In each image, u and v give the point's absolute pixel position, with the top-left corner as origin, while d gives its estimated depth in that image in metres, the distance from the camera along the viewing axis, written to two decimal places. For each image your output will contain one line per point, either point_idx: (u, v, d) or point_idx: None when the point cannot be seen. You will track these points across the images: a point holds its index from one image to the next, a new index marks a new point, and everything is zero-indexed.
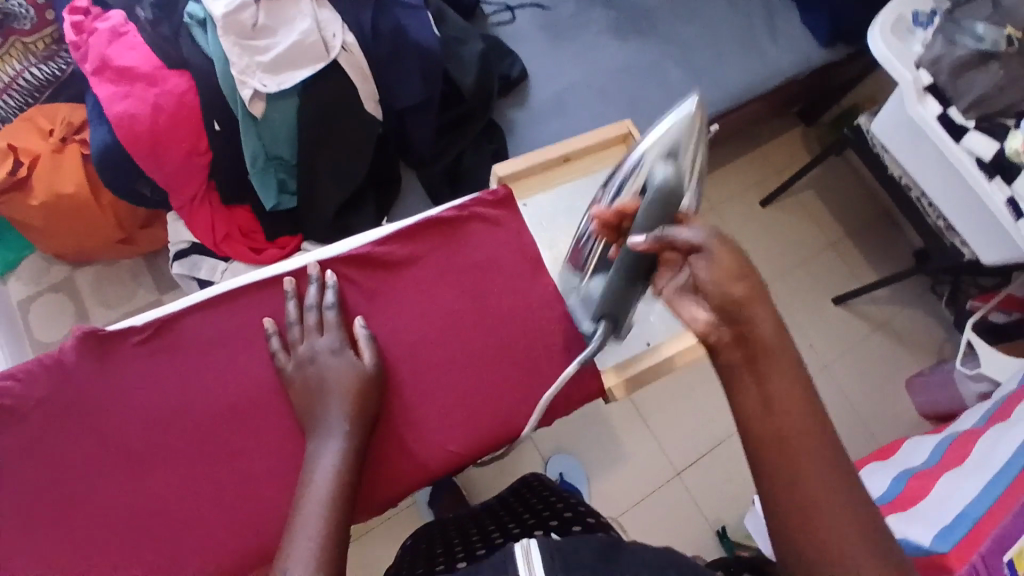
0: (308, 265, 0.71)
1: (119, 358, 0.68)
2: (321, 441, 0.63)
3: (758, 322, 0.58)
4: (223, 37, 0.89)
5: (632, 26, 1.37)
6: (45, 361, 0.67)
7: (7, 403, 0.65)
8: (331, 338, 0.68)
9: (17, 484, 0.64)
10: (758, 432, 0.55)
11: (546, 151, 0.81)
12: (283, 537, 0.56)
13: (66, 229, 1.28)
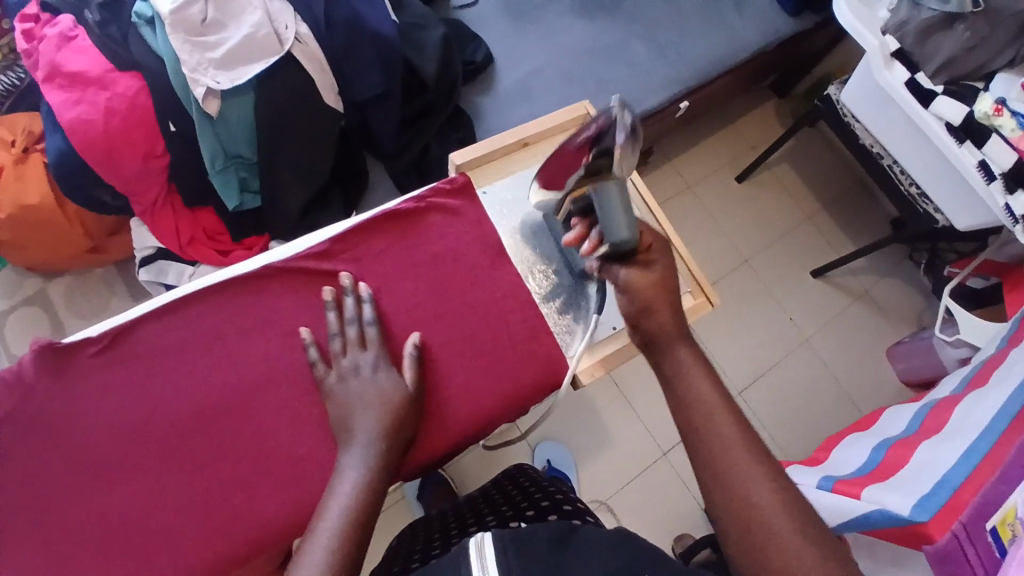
0: (343, 274, 0.70)
1: (76, 370, 0.66)
2: (348, 451, 0.61)
3: (665, 338, 0.62)
4: (172, 34, 0.86)
5: (597, 5, 1.36)
6: (1, 376, 0.65)
7: None
8: (374, 355, 0.66)
9: None
10: (697, 460, 0.56)
11: (503, 136, 0.81)
12: (303, 544, 0.54)
13: (33, 242, 1.25)
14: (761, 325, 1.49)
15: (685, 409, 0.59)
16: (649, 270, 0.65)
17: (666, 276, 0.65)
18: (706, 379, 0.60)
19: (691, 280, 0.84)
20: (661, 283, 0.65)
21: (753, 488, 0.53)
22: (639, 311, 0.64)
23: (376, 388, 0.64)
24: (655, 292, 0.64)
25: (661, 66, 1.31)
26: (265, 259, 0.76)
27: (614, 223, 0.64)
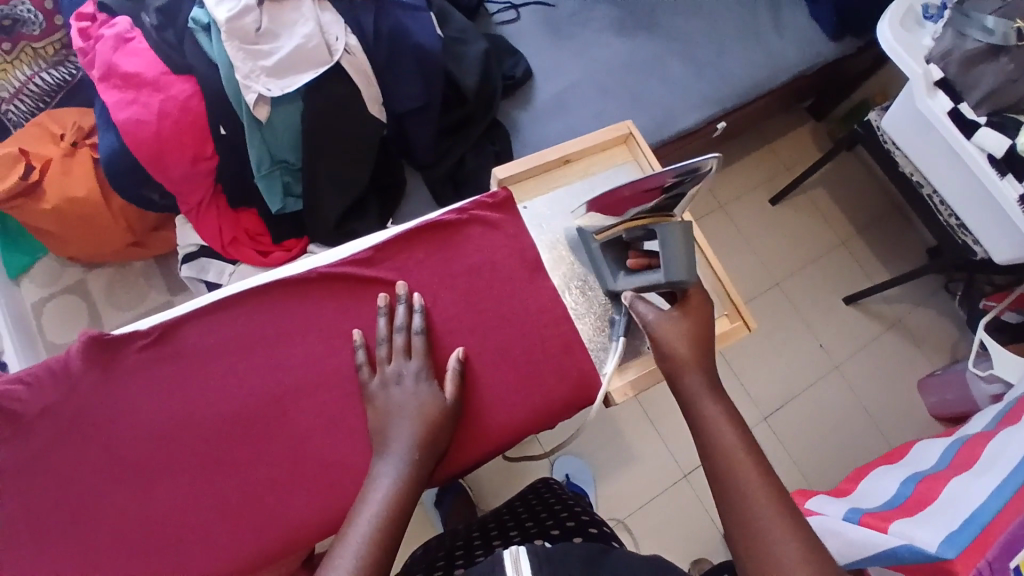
0: (398, 284, 0.72)
1: (124, 364, 0.68)
2: (382, 460, 0.63)
3: (692, 390, 0.66)
4: (227, 42, 0.90)
5: (636, 22, 1.37)
6: (52, 367, 0.67)
7: (15, 409, 0.65)
8: (418, 364, 0.68)
9: (26, 492, 0.64)
10: (724, 510, 0.59)
11: (546, 153, 0.82)
12: (333, 545, 0.58)
13: (78, 234, 1.30)
14: (789, 350, 1.47)
15: (711, 461, 0.62)
16: (687, 317, 0.69)
17: (699, 329, 0.69)
18: (734, 431, 0.63)
19: (727, 302, 0.83)
20: (694, 334, 0.68)
21: (774, 540, 0.55)
22: (665, 359, 0.68)
23: (409, 394, 0.66)
24: (687, 342, 0.68)
25: (696, 85, 1.31)
26: (307, 264, 0.78)
27: (673, 260, 0.67)
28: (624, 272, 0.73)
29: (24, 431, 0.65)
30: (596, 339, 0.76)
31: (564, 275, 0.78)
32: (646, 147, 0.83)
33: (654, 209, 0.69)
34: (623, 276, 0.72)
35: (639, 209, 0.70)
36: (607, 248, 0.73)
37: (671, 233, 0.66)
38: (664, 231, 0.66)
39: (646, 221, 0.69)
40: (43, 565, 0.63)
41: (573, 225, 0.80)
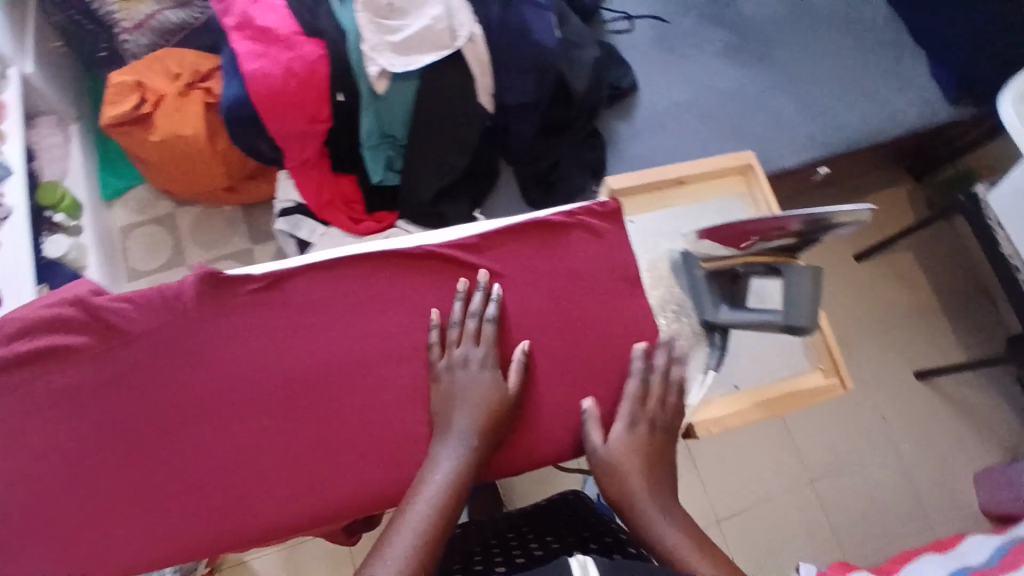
0: (481, 273, 0.73)
1: (231, 303, 0.71)
2: (443, 443, 0.66)
3: (647, 522, 0.65)
4: (360, 12, 0.95)
5: (749, 51, 1.35)
6: (163, 292, 0.70)
7: (122, 325, 0.69)
8: (485, 351, 0.70)
9: (121, 407, 0.68)
10: None
11: (662, 171, 0.83)
12: (391, 528, 0.60)
13: (179, 171, 1.37)
14: (845, 412, 1.43)
15: None
16: (621, 451, 0.68)
17: (637, 459, 0.68)
18: (700, 555, 0.62)
19: (825, 356, 0.80)
20: (641, 457, 0.68)
21: None
22: (609, 495, 0.67)
23: (474, 379, 0.68)
24: (633, 470, 0.67)
25: (801, 127, 1.28)
26: (416, 239, 0.77)
27: (798, 303, 0.64)
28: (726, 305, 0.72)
29: (126, 349, 0.69)
30: (683, 363, 0.75)
31: (662, 299, 0.76)
32: (762, 178, 0.84)
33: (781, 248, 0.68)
34: (723, 308, 0.72)
35: (767, 244, 0.68)
36: (711, 276, 0.73)
37: (801, 280, 0.64)
38: (794, 275, 0.64)
39: (771, 259, 0.68)
40: (120, 479, 0.67)
41: (683, 244, 0.79)
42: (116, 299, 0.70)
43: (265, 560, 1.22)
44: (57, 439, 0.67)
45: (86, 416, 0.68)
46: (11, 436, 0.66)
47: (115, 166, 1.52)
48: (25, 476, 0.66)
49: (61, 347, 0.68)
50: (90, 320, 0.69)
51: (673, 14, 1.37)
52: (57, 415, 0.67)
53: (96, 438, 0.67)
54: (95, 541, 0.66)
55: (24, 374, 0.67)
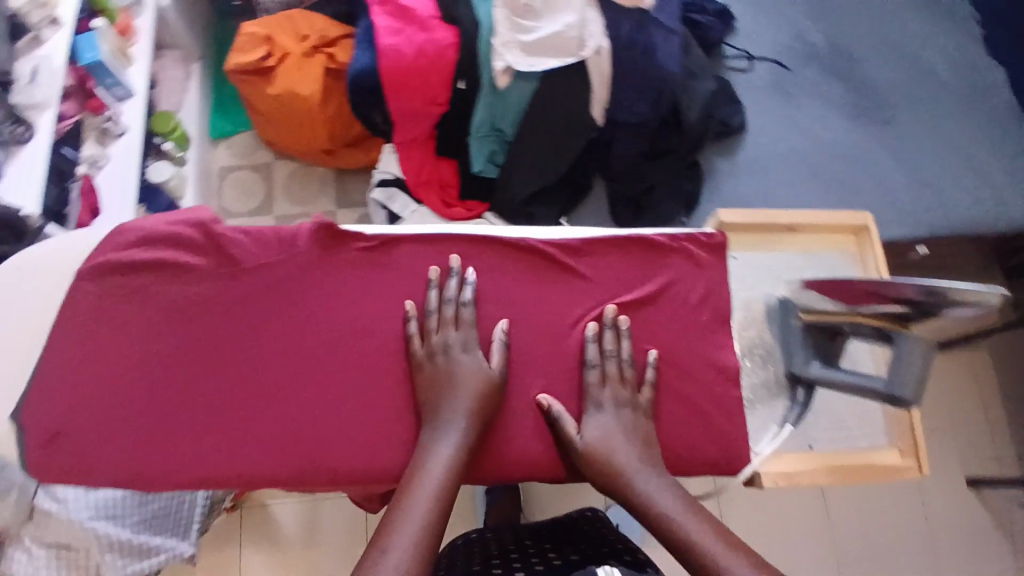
0: (452, 257, 0.72)
1: (340, 257, 0.72)
2: (437, 432, 0.64)
3: (635, 492, 0.62)
4: (498, 9, 0.98)
5: (865, 112, 1.32)
6: (281, 233, 0.72)
7: (236, 254, 0.71)
8: (464, 334, 0.69)
9: (210, 334, 0.69)
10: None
11: (776, 215, 0.82)
12: (390, 519, 0.57)
13: (287, 126, 1.43)
14: (887, 501, 1.37)
15: (676, 551, 0.57)
16: (599, 435, 0.66)
17: (613, 441, 0.65)
18: (696, 517, 0.58)
19: (907, 437, 0.78)
20: (625, 432, 0.66)
21: None
22: (596, 480, 0.64)
23: (455, 366, 0.67)
24: (617, 450, 0.65)
25: (903, 199, 1.24)
26: (527, 233, 0.76)
27: (905, 373, 0.65)
28: (818, 359, 0.71)
29: (228, 279, 0.70)
30: (759, 410, 0.75)
31: (751, 340, 0.76)
32: (878, 244, 0.82)
33: (894, 315, 0.66)
34: (817, 364, 0.71)
35: (879, 308, 0.66)
36: (810, 329, 0.72)
37: (913, 353, 0.64)
38: (907, 347, 0.64)
39: (882, 325, 0.66)
40: (191, 403, 0.68)
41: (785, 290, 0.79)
42: (236, 229, 0.72)
43: (286, 508, 1.27)
44: (143, 351, 0.68)
45: (177, 335, 0.69)
46: (105, 339, 0.68)
47: (229, 112, 1.60)
48: (106, 380, 0.67)
49: (175, 262, 0.70)
50: (206, 243, 0.71)
51: (795, 62, 1.36)
52: (152, 329, 0.69)
53: (178, 358, 0.68)
54: (158, 460, 0.66)
55: (130, 282, 0.69)
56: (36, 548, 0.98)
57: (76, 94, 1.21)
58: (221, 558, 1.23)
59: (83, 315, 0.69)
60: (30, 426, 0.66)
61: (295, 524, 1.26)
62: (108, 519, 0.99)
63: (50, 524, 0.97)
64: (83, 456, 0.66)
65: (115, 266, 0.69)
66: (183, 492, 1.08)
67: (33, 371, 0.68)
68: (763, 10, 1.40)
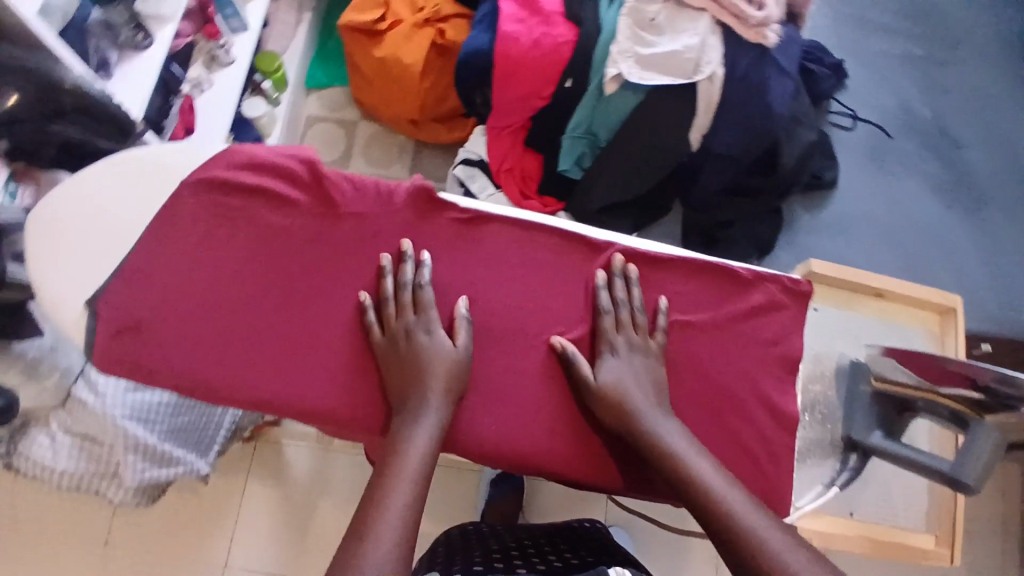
0: (403, 243, 0.71)
1: (432, 222, 0.73)
2: (410, 414, 0.64)
3: (645, 426, 0.64)
4: (624, 17, 0.98)
5: (958, 197, 1.29)
6: (381, 188, 0.74)
7: (336, 198, 0.73)
8: (427, 316, 0.68)
9: (292, 268, 0.71)
10: (708, 526, 0.57)
11: (870, 279, 0.90)
12: (369, 506, 0.57)
13: (382, 89, 1.46)
14: None
15: (681, 486, 0.60)
16: (615, 378, 0.66)
17: (626, 383, 0.66)
18: (701, 458, 0.62)
19: (945, 525, 0.86)
20: (639, 376, 0.67)
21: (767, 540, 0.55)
22: (605, 416, 0.66)
23: (418, 350, 0.66)
24: (630, 389, 0.66)
25: (974, 293, 1.22)
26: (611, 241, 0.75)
27: (971, 459, 0.66)
28: (880, 431, 0.74)
29: (320, 218, 0.72)
30: (807, 467, 0.77)
31: (815, 397, 0.80)
32: (960, 330, 0.89)
33: (971, 400, 0.65)
34: (879, 434, 0.74)
35: (955, 390, 0.67)
36: (878, 401, 0.76)
37: (982, 441, 0.65)
38: (976, 433, 0.66)
39: (955, 408, 0.68)
40: (253, 328, 0.69)
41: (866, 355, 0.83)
42: (342, 175, 0.74)
43: (298, 451, 1.28)
44: (222, 268, 0.71)
45: (263, 262, 0.71)
46: (192, 249, 0.71)
47: (329, 65, 1.64)
48: (186, 287, 0.70)
49: (278, 192, 0.73)
50: (311, 182, 0.73)
51: (898, 131, 1.33)
52: (242, 251, 0.71)
53: (251, 282, 0.70)
54: (215, 376, 0.68)
55: (228, 202, 0.72)
56: (60, 434, 1.03)
57: (196, 16, 1.26)
58: (229, 484, 1.26)
59: (178, 223, 0.72)
60: (105, 316, 0.68)
61: (304, 468, 1.27)
62: (139, 421, 1.01)
63: (82, 414, 1.01)
64: (149, 353, 0.68)
65: (218, 184, 0.72)
66: (212, 411, 1.07)
67: (122, 264, 0.70)
68: (878, 72, 1.37)
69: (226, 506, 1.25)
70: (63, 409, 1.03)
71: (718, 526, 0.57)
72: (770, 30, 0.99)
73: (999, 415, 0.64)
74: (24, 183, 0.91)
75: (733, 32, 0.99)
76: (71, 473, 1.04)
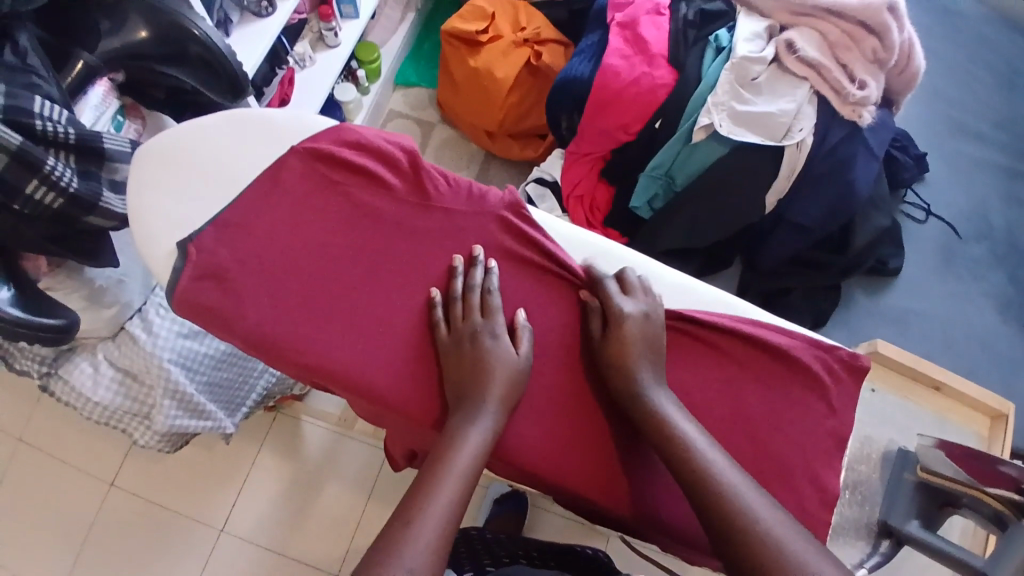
0: (475, 247, 0.74)
1: (515, 230, 0.76)
2: (468, 414, 0.64)
3: (646, 383, 0.66)
4: (726, 71, 1.00)
5: (1022, 313, 1.27)
6: (474, 190, 0.77)
7: (431, 191, 0.76)
8: (491, 321, 0.69)
9: (375, 247, 0.74)
10: (689, 490, 0.59)
11: (929, 369, 0.91)
12: (417, 496, 0.58)
13: (468, 97, 1.50)
14: None
15: (664, 448, 0.62)
16: (626, 335, 0.68)
17: (633, 341, 0.68)
18: (690, 425, 0.63)
19: None
20: (649, 337, 0.69)
21: (746, 503, 0.56)
22: (610, 367, 0.67)
23: (482, 353, 0.67)
24: (638, 341, 0.68)
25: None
26: (676, 285, 0.77)
27: (1004, 557, 0.61)
28: (918, 521, 0.76)
29: (412, 206, 0.76)
30: (844, 544, 0.82)
31: (859, 477, 0.84)
32: (1008, 437, 0.88)
33: (1013, 501, 0.64)
34: (913, 522, 0.75)
35: (1000, 490, 0.66)
36: (921, 493, 0.78)
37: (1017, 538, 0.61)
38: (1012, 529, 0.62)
39: (997, 505, 0.66)
40: (327, 298, 0.72)
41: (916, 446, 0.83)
42: (438, 171, 0.78)
43: (316, 429, 1.29)
44: (312, 235, 0.74)
45: (350, 237, 0.74)
46: (288, 214, 0.74)
47: (420, 65, 1.68)
48: (275, 248, 0.73)
49: (377, 175, 0.76)
50: (408, 171, 0.77)
51: (970, 234, 1.32)
52: (334, 224, 0.75)
53: (337, 254, 0.73)
54: (279, 333, 0.70)
55: (330, 174, 0.76)
56: (105, 365, 1.00)
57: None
58: (243, 448, 1.27)
59: (281, 187, 0.75)
60: (194, 258, 0.71)
61: (318, 446, 1.28)
62: (183, 368, 1.00)
63: (130, 349, 0.99)
64: (224, 302, 0.71)
65: (323, 156, 0.76)
66: (250, 371, 1.11)
67: (218, 213, 0.74)
68: (961, 173, 1.36)
69: (234, 469, 1.26)
70: (112, 341, 1.00)
71: (696, 490, 0.59)
72: (866, 110, 1.00)
73: None
74: (132, 117, 0.95)
75: (830, 105, 1.01)
76: (106, 405, 1.01)
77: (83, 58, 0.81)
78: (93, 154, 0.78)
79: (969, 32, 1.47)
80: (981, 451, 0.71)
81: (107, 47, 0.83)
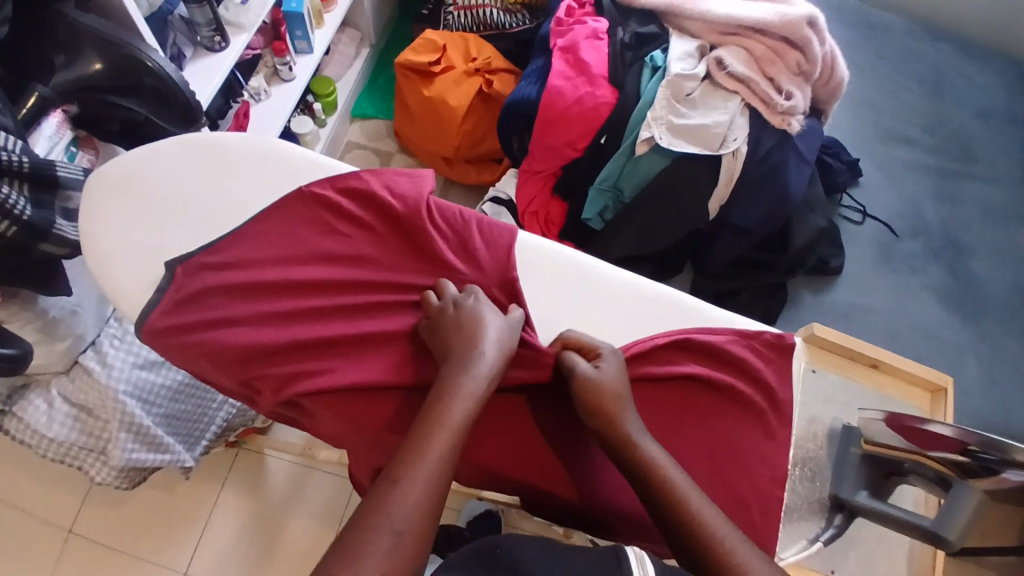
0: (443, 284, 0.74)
1: (497, 252, 0.80)
2: (456, 366, 0.64)
3: (634, 433, 0.64)
4: (662, 89, 1.06)
5: (960, 301, 1.35)
6: (465, 217, 0.81)
7: (420, 217, 0.79)
8: (470, 292, 0.73)
9: (363, 270, 0.77)
10: (674, 528, 0.58)
11: (867, 348, 0.96)
12: (406, 452, 0.57)
13: (422, 125, 1.54)
14: None
15: (645, 482, 0.61)
16: (609, 382, 0.68)
17: (614, 396, 0.67)
18: (666, 460, 0.62)
19: None
20: (624, 393, 0.68)
21: (720, 533, 0.56)
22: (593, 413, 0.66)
23: (465, 316, 0.69)
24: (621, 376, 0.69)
25: (968, 394, 1.27)
26: (615, 283, 0.81)
27: (952, 518, 0.73)
28: (866, 491, 0.81)
29: (408, 240, 0.79)
30: (795, 522, 0.83)
31: (809, 454, 0.86)
32: (949, 407, 0.94)
33: (960, 467, 0.71)
34: (862, 495, 0.81)
35: (944, 455, 0.72)
36: (866, 465, 0.82)
37: (961, 500, 0.72)
38: (958, 496, 0.72)
39: (941, 471, 0.74)
40: (307, 313, 0.75)
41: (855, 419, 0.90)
42: (432, 203, 0.81)
43: (280, 462, 1.27)
44: (308, 273, 0.76)
45: (341, 261, 0.78)
46: (285, 243, 0.78)
47: (376, 98, 1.72)
48: (266, 270, 0.76)
49: (362, 212, 0.80)
50: (397, 203, 0.80)
51: (904, 232, 1.40)
52: (321, 255, 0.78)
53: (330, 285, 0.76)
54: (250, 343, 0.73)
55: (331, 221, 0.79)
56: (59, 400, 0.98)
57: (268, 31, 1.36)
58: (205, 484, 1.24)
59: (284, 227, 0.79)
60: (179, 279, 0.75)
61: (283, 480, 1.26)
62: (140, 400, 0.99)
63: (85, 383, 0.97)
64: (201, 314, 0.74)
65: (326, 204, 0.80)
66: (209, 402, 1.08)
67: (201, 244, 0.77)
68: (892, 177, 1.46)
69: (198, 506, 1.23)
70: (66, 375, 0.98)
71: (676, 530, 0.57)
72: (795, 119, 1.07)
73: (981, 480, 0.69)
74: (85, 148, 0.96)
75: (761, 115, 1.08)
76: (62, 441, 0.99)
77: (37, 90, 0.82)
78: (47, 184, 0.79)
79: (889, 48, 1.59)
80: (919, 419, 0.75)
81: (61, 80, 0.84)
